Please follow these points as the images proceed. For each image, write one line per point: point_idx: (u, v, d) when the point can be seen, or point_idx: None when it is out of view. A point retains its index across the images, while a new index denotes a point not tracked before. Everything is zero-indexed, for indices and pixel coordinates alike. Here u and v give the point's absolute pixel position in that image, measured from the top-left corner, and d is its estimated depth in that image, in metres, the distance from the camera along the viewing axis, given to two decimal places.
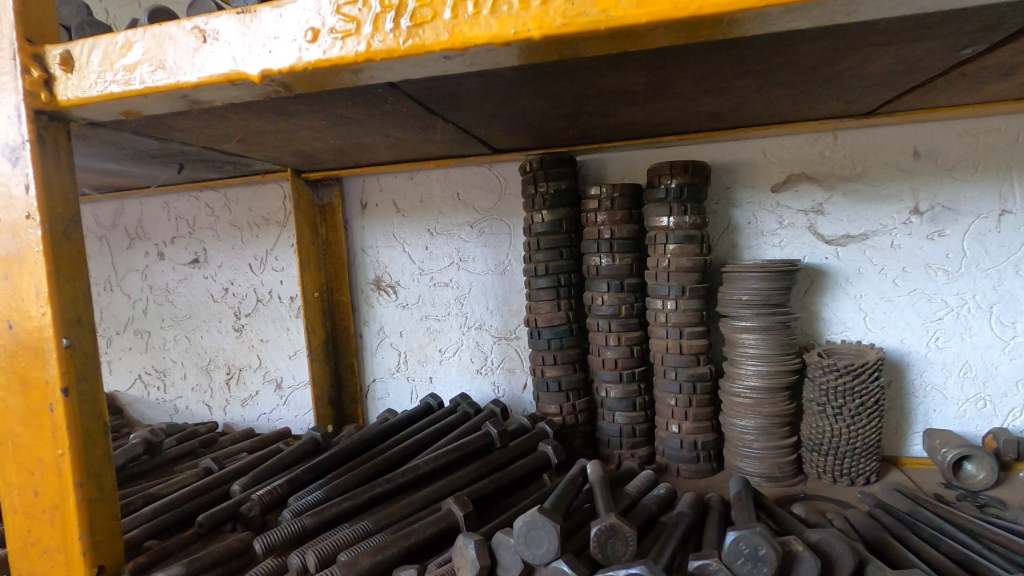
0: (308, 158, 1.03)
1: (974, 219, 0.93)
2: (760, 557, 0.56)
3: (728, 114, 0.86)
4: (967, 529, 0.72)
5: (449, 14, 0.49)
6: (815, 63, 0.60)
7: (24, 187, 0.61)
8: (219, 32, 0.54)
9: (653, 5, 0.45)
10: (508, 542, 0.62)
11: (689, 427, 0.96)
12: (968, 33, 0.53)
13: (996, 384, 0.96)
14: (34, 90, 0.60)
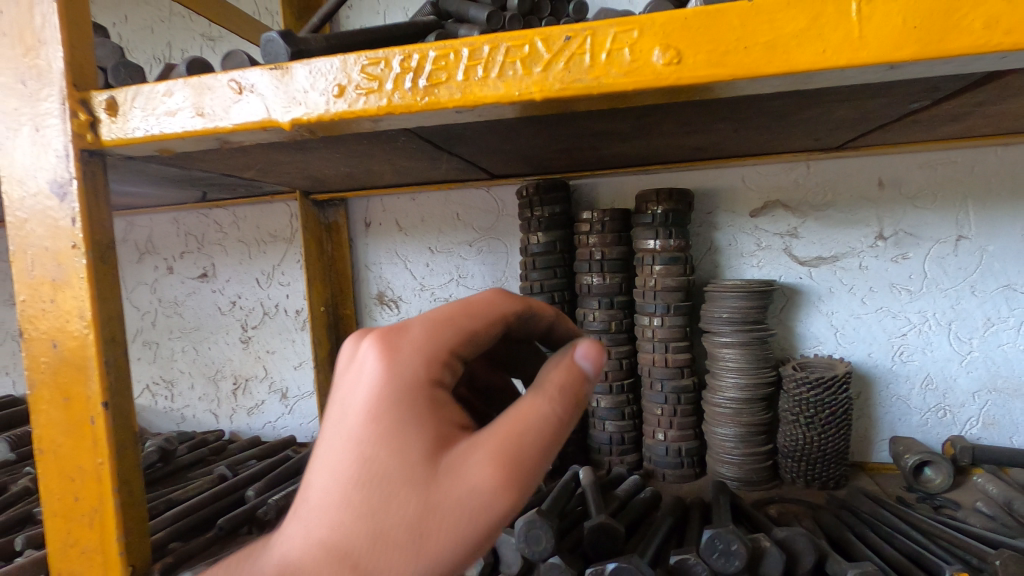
0: (318, 182, 1.09)
1: (935, 243, 1.01)
2: (732, 552, 0.63)
3: (709, 148, 0.94)
4: (922, 527, 0.79)
5: (462, 77, 0.56)
6: (782, 113, 0.68)
7: (70, 219, 0.68)
8: (254, 85, 0.61)
9: (638, 75, 0.52)
10: (511, 541, 0.69)
11: (674, 435, 1.04)
12: (913, 94, 0.61)
13: (955, 395, 1.04)
14: (81, 132, 0.66)
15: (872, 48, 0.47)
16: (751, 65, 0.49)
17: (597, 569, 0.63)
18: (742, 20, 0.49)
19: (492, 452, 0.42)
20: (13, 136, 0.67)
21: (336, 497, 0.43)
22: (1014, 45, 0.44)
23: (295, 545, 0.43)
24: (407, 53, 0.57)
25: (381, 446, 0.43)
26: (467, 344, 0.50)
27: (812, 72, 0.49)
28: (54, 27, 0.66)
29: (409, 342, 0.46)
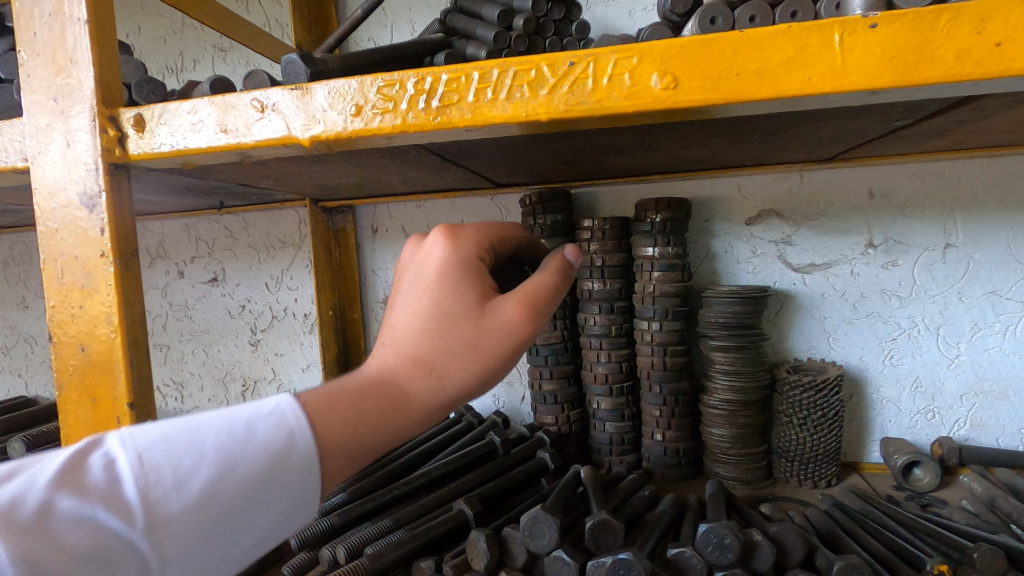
0: (328, 190, 1.13)
1: (923, 251, 1.05)
2: (725, 545, 0.67)
3: (706, 160, 0.97)
4: (907, 524, 0.83)
5: (472, 98, 0.59)
6: (774, 130, 0.72)
7: (100, 229, 0.72)
8: (276, 104, 0.64)
9: (638, 98, 0.56)
10: (517, 535, 0.73)
11: (672, 436, 1.07)
12: (896, 113, 0.64)
13: (943, 397, 1.08)
14: (110, 146, 0.70)
15: (854, 76, 0.50)
16: (743, 91, 0.53)
17: (598, 561, 0.67)
18: (734, 49, 0.52)
19: (521, 296, 0.60)
20: (45, 150, 0.71)
21: (416, 324, 0.58)
22: (983, 75, 0.48)
23: (384, 361, 0.57)
24: (421, 76, 0.61)
25: (449, 290, 0.59)
26: (498, 237, 0.67)
27: (799, 97, 0.52)
28: (85, 48, 0.70)
29: (463, 232, 0.64)
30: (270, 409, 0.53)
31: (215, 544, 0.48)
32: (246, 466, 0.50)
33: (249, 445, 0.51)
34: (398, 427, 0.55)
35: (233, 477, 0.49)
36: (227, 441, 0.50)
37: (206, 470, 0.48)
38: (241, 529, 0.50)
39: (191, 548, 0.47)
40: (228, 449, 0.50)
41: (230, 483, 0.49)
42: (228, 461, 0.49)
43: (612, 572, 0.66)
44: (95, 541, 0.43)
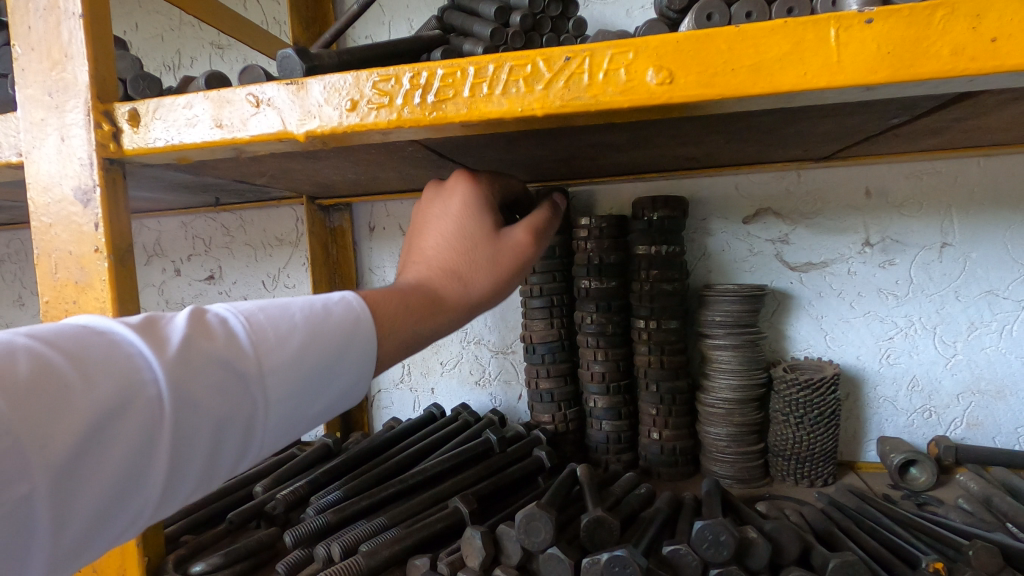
0: (324, 188, 1.12)
1: (920, 250, 1.05)
2: (721, 542, 0.67)
3: (703, 158, 0.97)
4: (903, 522, 0.83)
5: (468, 93, 0.59)
6: (771, 127, 0.72)
7: (94, 225, 0.72)
8: (272, 99, 0.64)
9: (634, 93, 0.55)
10: (512, 533, 0.73)
11: (668, 434, 1.07)
12: (892, 110, 0.64)
13: (940, 397, 1.08)
14: (105, 141, 0.69)
15: (849, 71, 0.50)
16: (738, 86, 0.53)
17: (594, 558, 0.67)
18: (730, 44, 0.52)
19: (528, 224, 0.70)
20: (40, 145, 0.71)
21: (445, 244, 0.68)
22: (978, 70, 0.48)
23: (419, 272, 0.66)
24: (416, 71, 0.60)
25: (471, 214, 0.69)
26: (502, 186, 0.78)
27: (794, 92, 0.52)
28: (80, 43, 0.69)
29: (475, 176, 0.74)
30: (340, 297, 0.60)
31: (305, 398, 0.54)
32: (330, 336, 0.56)
33: (327, 320, 0.57)
34: (435, 323, 0.64)
35: (320, 342, 0.55)
36: (311, 315, 0.56)
37: (299, 330, 0.54)
38: (323, 388, 0.56)
39: (290, 395, 0.53)
40: (313, 321, 0.56)
41: (318, 344, 0.55)
42: (315, 331, 0.55)
43: (607, 569, 0.66)
44: (221, 379, 0.48)
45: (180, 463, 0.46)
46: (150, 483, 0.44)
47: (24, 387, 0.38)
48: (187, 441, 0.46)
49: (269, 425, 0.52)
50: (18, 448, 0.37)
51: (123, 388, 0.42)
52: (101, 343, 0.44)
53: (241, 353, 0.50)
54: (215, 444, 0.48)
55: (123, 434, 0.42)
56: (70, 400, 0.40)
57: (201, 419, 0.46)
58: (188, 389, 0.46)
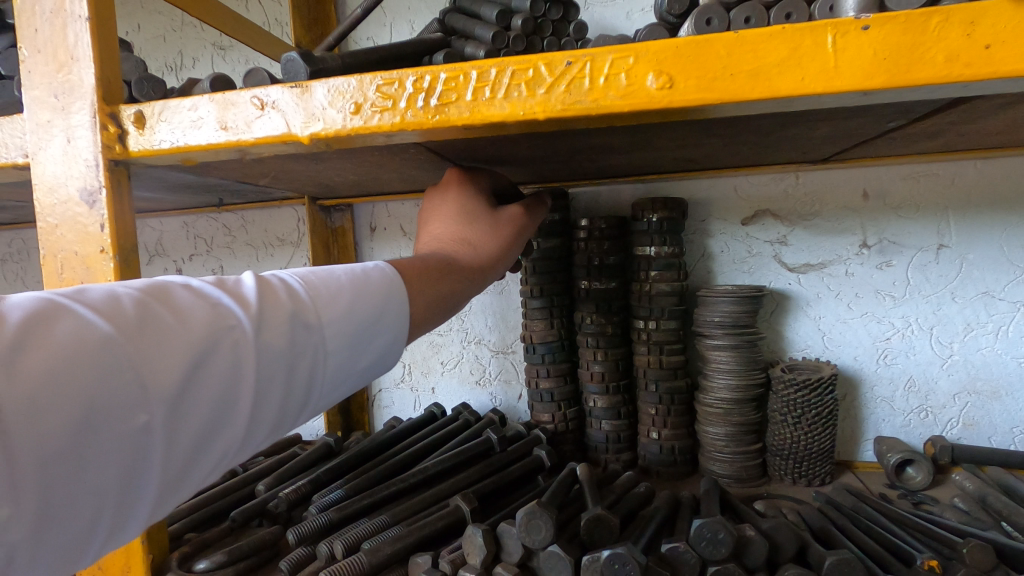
0: (326, 189, 1.13)
1: (917, 252, 1.06)
2: (719, 540, 0.68)
3: (702, 160, 0.98)
4: (899, 520, 0.85)
5: (470, 97, 0.60)
6: (769, 130, 0.73)
7: (99, 225, 0.73)
8: (276, 102, 0.65)
9: (634, 98, 0.56)
10: (512, 531, 0.74)
11: (668, 434, 1.08)
12: (889, 114, 0.65)
13: (936, 397, 1.09)
14: (110, 143, 0.70)
15: (846, 76, 0.51)
16: (738, 91, 0.53)
17: (594, 556, 0.68)
18: (729, 49, 0.53)
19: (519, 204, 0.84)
20: (46, 146, 0.71)
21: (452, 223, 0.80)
22: (973, 76, 0.49)
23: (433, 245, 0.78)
24: (420, 75, 0.61)
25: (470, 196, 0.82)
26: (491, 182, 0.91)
27: (792, 97, 0.53)
28: (86, 45, 0.70)
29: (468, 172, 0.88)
30: (376, 264, 0.66)
31: (358, 347, 0.60)
32: (374, 291, 0.61)
33: (370, 277, 0.62)
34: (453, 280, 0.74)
35: (367, 296, 0.60)
36: (356, 274, 0.62)
37: (347, 289, 0.60)
38: (370, 343, 0.61)
39: (344, 345, 0.58)
40: (358, 278, 0.61)
41: (365, 302, 0.60)
42: (361, 286, 0.61)
43: (607, 567, 0.66)
44: (291, 324, 0.53)
45: (259, 404, 0.50)
46: (236, 418, 0.49)
47: (133, 328, 0.43)
48: (264, 383, 0.50)
49: (329, 370, 0.57)
50: (134, 380, 0.41)
51: (213, 332, 0.47)
52: (187, 296, 0.49)
53: (302, 307, 0.55)
54: (285, 388, 0.53)
55: (216, 366, 0.47)
56: (171, 340, 0.45)
57: (275, 363, 0.51)
58: (265, 335, 0.51)
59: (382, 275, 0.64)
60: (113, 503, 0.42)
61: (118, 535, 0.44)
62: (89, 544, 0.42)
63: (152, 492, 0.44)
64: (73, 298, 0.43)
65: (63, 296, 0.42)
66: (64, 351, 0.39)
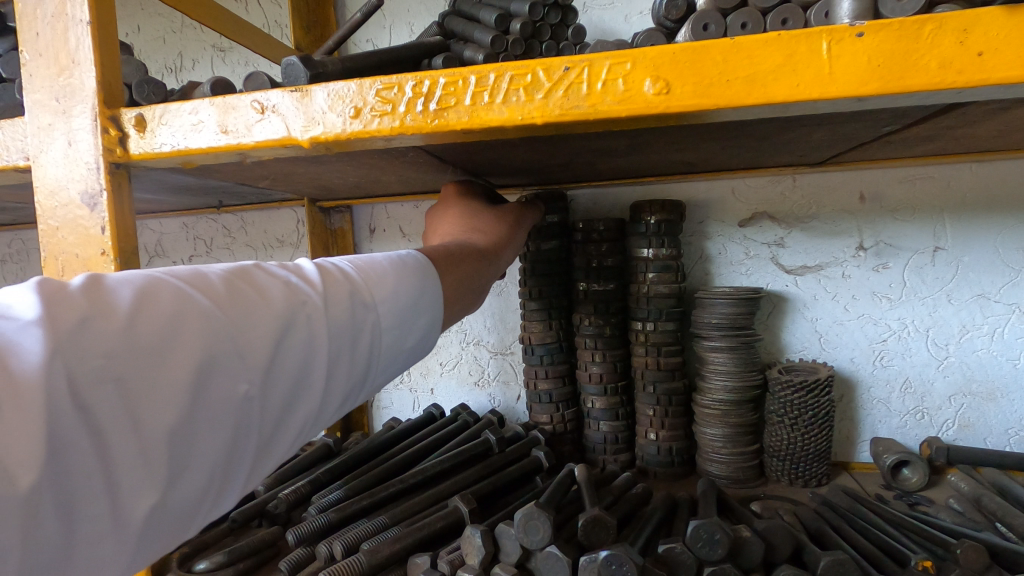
0: (326, 190, 1.14)
1: (913, 254, 1.07)
2: (715, 541, 0.69)
3: (700, 163, 0.99)
4: (894, 521, 0.85)
5: (469, 101, 0.61)
6: (765, 134, 0.73)
7: (100, 228, 0.73)
8: (276, 106, 0.65)
9: (631, 103, 0.57)
10: (510, 531, 0.74)
11: (665, 435, 1.08)
12: (884, 119, 0.66)
13: (932, 398, 1.09)
14: (111, 146, 0.70)
15: (841, 83, 0.52)
16: (733, 97, 0.54)
17: (592, 556, 0.68)
18: (725, 56, 0.54)
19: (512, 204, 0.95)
20: (47, 149, 0.72)
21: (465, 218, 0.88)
22: (966, 83, 0.50)
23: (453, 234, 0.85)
24: (419, 79, 0.62)
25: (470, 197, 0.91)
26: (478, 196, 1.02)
27: (788, 103, 0.54)
28: (87, 49, 0.71)
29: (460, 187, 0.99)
30: (412, 253, 0.68)
31: (410, 322, 0.62)
32: (416, 271, 0.64)
33: (409, 259, 0.65)
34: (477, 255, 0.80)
35: (410, 276, 0.63)
36: (398, 258, 0.64)
37: (394, 270, 0.62)
38: (419, 320, 0.63)
39: (398, 323, 0.60)
40: (400, 261, 0.64)
41: (410, 282, 0.63)
42: (404, 267, 0.63)
43: (604, 567, 0.67)
44: (353, 300, 0.56)
45: (332, 376, 0.52)
46: (314, 389, 0.51)
47: (224, 303, 0.46)
48: (337, 356, 0.53)
49: (386, 345, 0.59)
50: (232, 349, 0.44)
51: (291, 307, 0.50)
52: (263, 275, 0.52)
53: (358, 287, 0.58)
54: (352, 362, 0.55)
55: (297, 338, 0.49)
56: (257, 313, 0.47)
57: (344, 337, 0.53)
58: (334, 310, 0.53)
59: (418, 260, 0.66)
60: (218, 472, 0.44)
61: (216, 508, 0.46)
62: (196, 513, 0.43)
63: (248, 462, 0.46)
64: (167, 277, 0.45)
65: (160, 274, 0.45)
66: (169, 321, 0.41)
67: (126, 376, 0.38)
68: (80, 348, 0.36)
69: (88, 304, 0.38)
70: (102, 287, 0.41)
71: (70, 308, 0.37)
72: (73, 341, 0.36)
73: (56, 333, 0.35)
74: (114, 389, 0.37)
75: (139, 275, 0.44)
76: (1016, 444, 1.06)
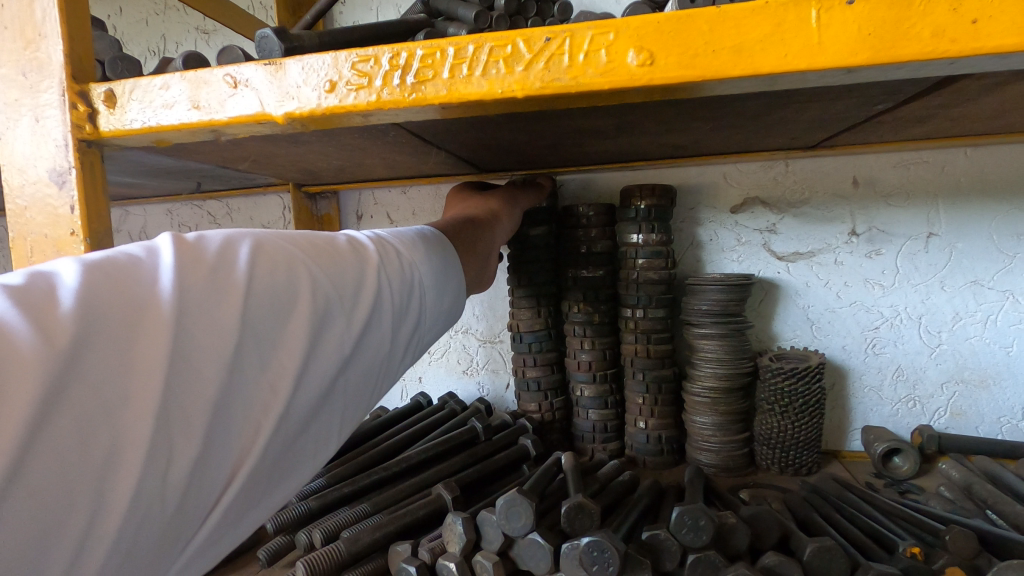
0: (310, 174, 1.12)
1: (907, 240, 1.05)
2: (700, 527, 0.68)
3: (690, 146, 0.97)
4: (883, 508, 0.85)
5: (447, 74, 0.58)
6: (755, 112, 0.72)
7: (69, 207, 0.71)
8: (249, 80, 0.63)
9: (614, 75, 0.55)
10: (492, 519, 0.73)
11: (654, 424, 1.07)
12: (876, 95, 0.64)
13: (925, 386, 1.08)
14: (80, 123, 0.68)
15: (830, 53, 0.50)
16: (719, 68, 0.52)
17: (573, 543, 0.67)
18: (711, 25, 0.52)
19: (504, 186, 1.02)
20: (15, 125, 0.70)
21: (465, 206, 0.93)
22: (959, 52, 0.48)
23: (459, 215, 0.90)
24: (396, 52, 0.59)
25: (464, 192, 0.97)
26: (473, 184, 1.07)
27: (775, 74, 0.52)
28: (54, 21, 0.68)
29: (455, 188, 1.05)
30: (422, 228, 0.69)
31: (445, 285, 0.64)
32: (437, 242, 0.67)
33: (427, 233, 0.68)
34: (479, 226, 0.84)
35: (436, 248, 0.66)
36: (426, 233, 0.67)
37: (422, 240, 0.64)
38: (449, 286, 0.65)
39: (438, 286, 0.62)
40: (428, 236, 0.67)
41: (434, 255, 0.64)
42: (427, 237, 0.66)
43: (586, 554, 0.66)
44: (406, 261, 0.59)
45: (398, 330, 0.55)
46: (389, 342, 0.54)
47: (312, 256, 0.49)
48: (401, 309, 0.55)
49: (432, 307, 0.62)
50: (330, 297, 0.47)
51: (359, 262, 0.53)
52: (336, 237, 0.55)
53: (400, 251, 0.60)
54: (411, 317, 0.57)
55: (374, 290, 0.52)
56: (340, 267, 0.51)
57: (400, 292, 0.56)
58: (388, 267, 0.56)
59: (434, 235, 0.69)
60: (321, 413, 0.46)
61: (322, 454, 0.48)
62: (305, 453, 0.46)
63: (344, 405, 0.49)
64: (260, 235, 0.49)
65: (255, 233, 0.49)
66: (273, 272, 0.45)
67: (249, 316, 0.41)
68: (208, 292, 0.39)
69: (206, 257, 0.42)
70: (212, 243, 0.44)
71: (196, 262, 0.41)
72: (208, 284, 0.40)
73: (185, 280, 0.39)
74: (247, 327, 0.40)
75: (238, 233, 0.48)
76: (1008, 432, 1.05)
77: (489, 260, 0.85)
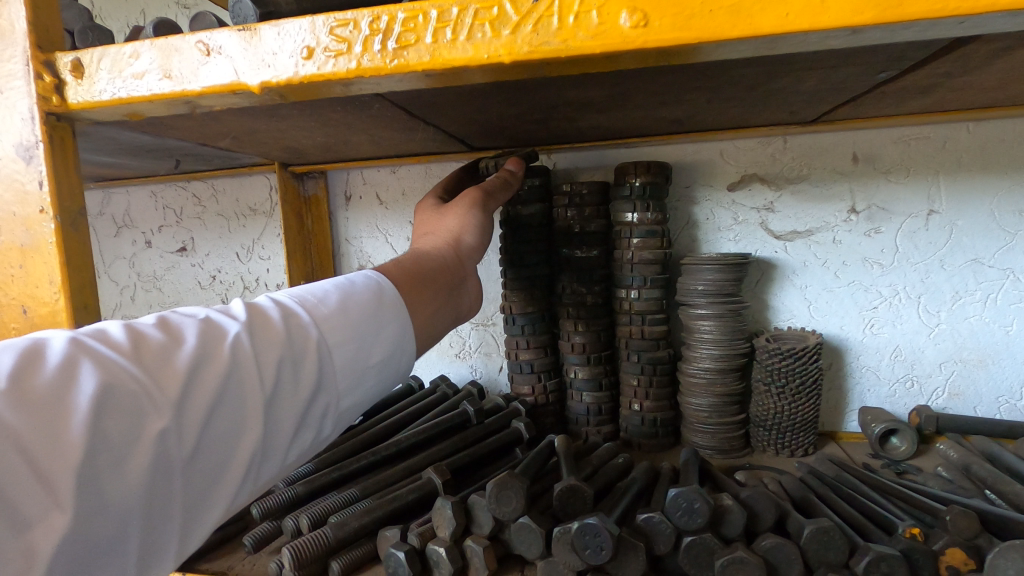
0: (295, 153, 1.08)
1: (906, 218, 1.03)
2: (695, 509, 0.66)
3: (686, 120, 0.94)
4: (883, 490, 0.84)
5: (430, 39, 0.55)
6: (754, 81, 0.69)
7: (38, 183, 0.68)
8: (222, 46, 0.60)
9: (606, 38, 0.52)
10: (483, 502, 0.71)
11: (650, 405, 1.05)
12: (880, 60, 0.62)
13: (923, 366, 1.07)
14: (46, 94, 0.65)
15: (834, 12, 0.47)
16: (716, 29, 0.49)
17: (565, 527, 0.65)
18: None
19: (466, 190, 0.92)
20: None
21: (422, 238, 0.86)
22: (970, 10, 0.45)
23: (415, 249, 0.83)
24: (376, 15, 0.56)
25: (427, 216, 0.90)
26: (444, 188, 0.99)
27: (775, 35, 0.49)
28: None
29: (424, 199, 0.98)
30: (362, 277, 0.68)
31: (358, 345, 0.61)
32: (359, 292, 0.64)
33: (353, 284, 0.65)
34: (428, 264, 0.77)
35: (353, 301, 0.63)
36: (342, 285, 0.65)
37: (332, 296, 0.62)
38: (369, 340, 0.62)
39: (342, 343, 0.60)
40: (341, 287, 0.64)
41: (347, 311, 0.62)
42: (342, 290, 0.64)
43: (578, 538, 0.64)
44: (283, 329, 0.56)
45: (258, 408, 0.52)
46: (242, 424, 0.51)
47: (130, 354, 0.47)
48: (264, 385, 0.53)
49: (331, 370, 0.59)
50: (141, 394, 0.45)
51: (201, 346, 0.51)
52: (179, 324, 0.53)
53: (283, 319, 0.57)
54: (287, 391, 0.55)
55: (214, 374, 0.50)
56: (168, 359, 0.49)
57: (270, 365, 0.53)
58: (251, 342, 0.53)
59: (365, 284, 0.66)
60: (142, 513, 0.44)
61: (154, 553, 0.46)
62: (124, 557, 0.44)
63: (179, 501, 0.47)
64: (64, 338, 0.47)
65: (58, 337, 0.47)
66: (65, 377, 0.43)
67: (22, 434, 0.39)
68: None
69: None
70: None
71: None
72: None
73: None
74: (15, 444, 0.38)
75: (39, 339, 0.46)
76: (1006, 411, 1.05)
77: (457, 300, 0.80)
